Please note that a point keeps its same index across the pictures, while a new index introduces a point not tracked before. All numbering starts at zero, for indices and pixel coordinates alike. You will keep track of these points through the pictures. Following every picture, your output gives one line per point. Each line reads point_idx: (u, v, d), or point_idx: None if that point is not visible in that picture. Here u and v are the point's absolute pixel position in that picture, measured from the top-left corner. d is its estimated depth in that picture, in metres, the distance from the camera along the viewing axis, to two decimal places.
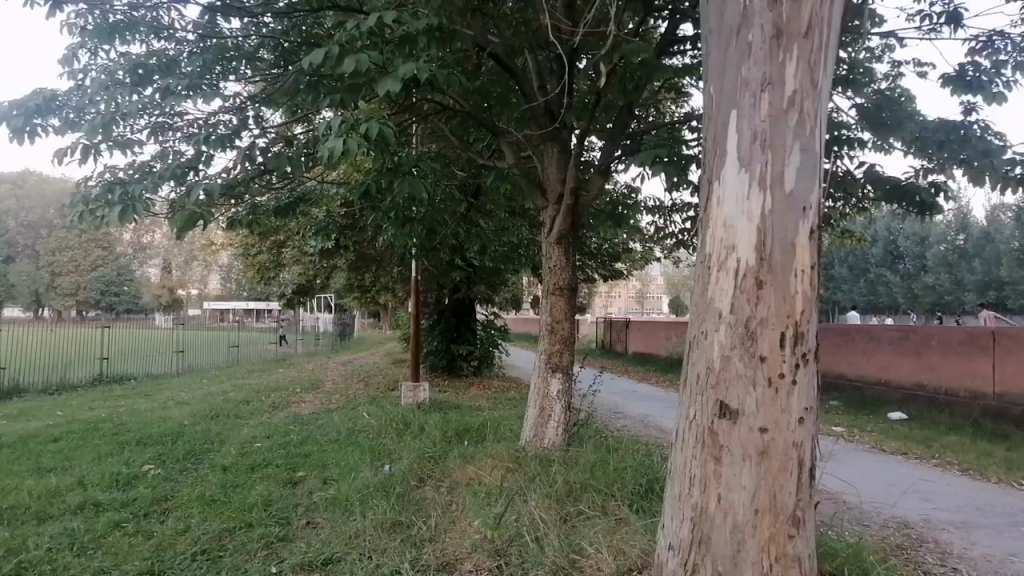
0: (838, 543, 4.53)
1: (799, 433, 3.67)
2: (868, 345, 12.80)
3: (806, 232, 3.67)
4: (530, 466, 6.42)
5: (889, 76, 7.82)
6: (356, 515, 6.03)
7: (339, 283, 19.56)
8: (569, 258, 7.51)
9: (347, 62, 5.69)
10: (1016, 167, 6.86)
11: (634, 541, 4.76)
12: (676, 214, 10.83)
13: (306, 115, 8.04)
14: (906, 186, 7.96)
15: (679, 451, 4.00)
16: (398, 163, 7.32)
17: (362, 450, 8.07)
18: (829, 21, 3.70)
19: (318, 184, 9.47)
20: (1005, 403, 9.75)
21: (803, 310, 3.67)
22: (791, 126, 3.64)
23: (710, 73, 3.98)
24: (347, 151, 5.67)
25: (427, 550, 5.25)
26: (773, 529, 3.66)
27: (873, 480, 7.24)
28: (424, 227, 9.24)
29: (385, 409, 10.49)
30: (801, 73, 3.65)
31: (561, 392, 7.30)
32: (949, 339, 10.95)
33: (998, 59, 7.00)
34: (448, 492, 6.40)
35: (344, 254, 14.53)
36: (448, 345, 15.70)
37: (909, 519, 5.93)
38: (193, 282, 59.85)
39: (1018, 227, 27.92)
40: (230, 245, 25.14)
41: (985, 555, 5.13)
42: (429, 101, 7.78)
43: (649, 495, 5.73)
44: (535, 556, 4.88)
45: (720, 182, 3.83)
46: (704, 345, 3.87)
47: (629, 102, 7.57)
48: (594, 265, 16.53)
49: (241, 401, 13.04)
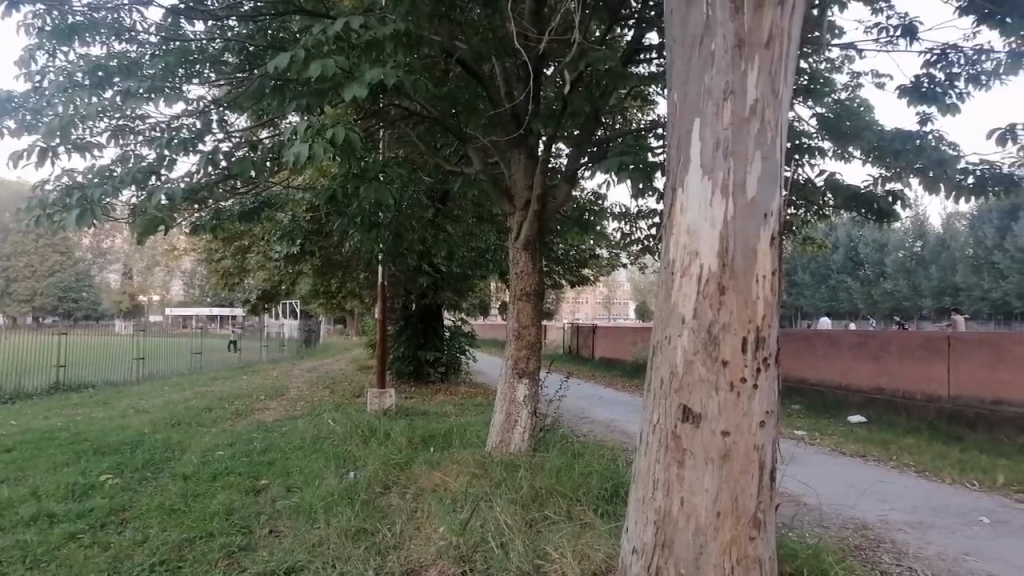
0: (798, 544, 4.59)
1: (760, 436, 3.73)
2: (829, 350, 13.04)
3: (766, 238, 3.73)
4: (496, 472, 6.42)
5: (848, 87, 8.00)
6: (319, 522, 5.98)
7: (304, 289, 19.37)
8: (535, 264, 7.53)
9: (313, 66, 5.64)
10: (969, 176, 7.06)
11: (599, 545, 4.78)
12: (642, 220, 10.94)
13: (271, 119, 7.95)
14: (864, 194, 8.15)
15: (642, 455, 4.03)
16: (364, 168, 7.28)
17: (326, 458, 7.99)
18: (790, 32, 3.78)
19: (283, 189, 9.37)
20: (959, 406, 9.98)
21: (764, 315, 3.73)
22: (753, 134, 3.71)
23: (674, 81, 4.04)
24: (312, 156, 5.64)
25: (391, 557, 5.26)
26: (734, 531, 3.71)
27: (832, 482, 7.38)
28: (391, 232, 9.21)
29: (350, 416, 10.40)
30: (762, 83, 3.72)
31: (527, 398, 7.31)
32: (907, 343, 11.19)
33: (951, 72, 7.20)
34: (413, 499, 6.36)
35: (309, 259, 14.39)
36: (414, 351, 15.59)
37: (867, 520, 6.05)
38: (154, 287, 58.77)
39: (972, 232, 28.76)
40: (192, 250, 24.75)
41: (940, 553, 5.26)
42: (395, 105, 7.77)
43: (614, 499, 5.74)
44: (499, 561, 4.89)
45: (683, 189, 3.88)
46: (667, 350, 3.90)
47: (596, 109, 7.62)
48: (561, 271, 16.60)
49: (203, 408, 12.83)
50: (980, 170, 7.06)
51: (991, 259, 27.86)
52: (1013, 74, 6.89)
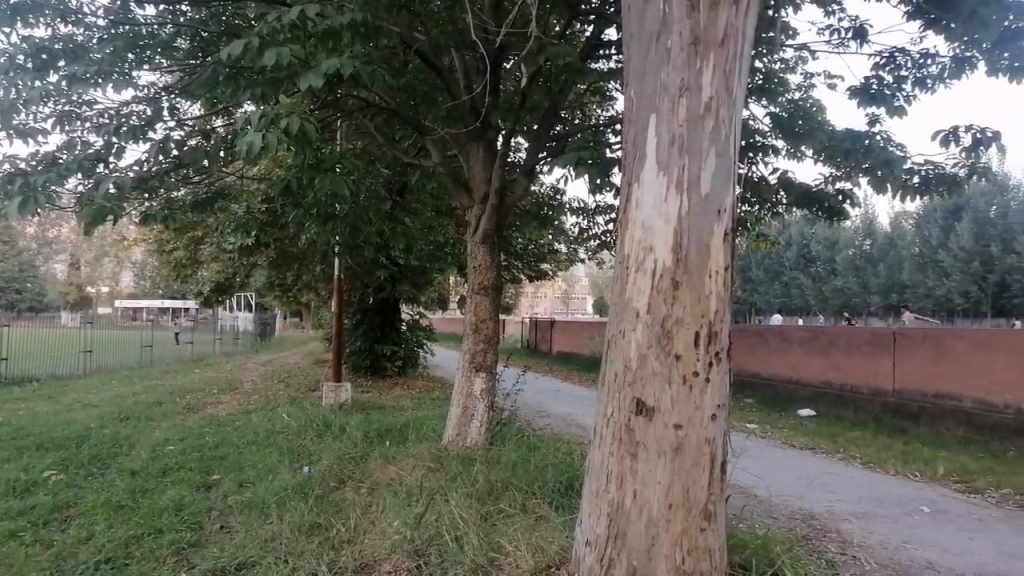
0: (747, 535, 4.67)
1: (711, 430, 3.78)
2: (780, 344, 13.32)
3: (719, 235, 3.78)
4: (451, 466, 6.41)
5: (802, 87, 8.16)
6: (272, 517, 5.91)
7: (259, 281, 19.05)
8: (493, 257, 7.51)
9: (268, 54, 5.54)
10: (915, 176, 7.26)
11: (551, 537, 4.79)
12: (599, 216, 11.03)
13: (224, 108, 7.79)
14: (815, 193, 8.34)
15: (596, 448, 4.07)
16: (320, 159, 7.18)
17: (280, 452, 7.88)
18: (743, 30, 3.83)
19: (237, 179, 9.20)
20: (903, 399, 10.27)
21: (716, 310, 3.78)
22: (707, 131, 3.75)
23: (630, 78, 4.07)
24: (266, 146, 5.54)
25: (344, 552, 5.22)
26: (685, 522, 3.77)
27: (781, 474, 7.54)
28: (347, 225, 9.11)
29: (304, 410, 10.28)
30: (716, 81, 3.76)
31: (483, 392, 7.31)
32: (854, 339, 11.49)
33: (899, 74, 7.39)
34: (368, 493, 6.31)
35: (264, 251, 14.17)
36: (371, 345, 15.47)
37: (815, 511, 6.20)
38: (102, 279, 57.18)
39: (918, 231, 29.70)
40: (143, 241, 24.13)
41: (882, 542, 5.42)
42: (352, 96, 7.69)
43: (569, 492, 5.76)
44: (453, 555, 4.88)
45: (638, 184, 3.92)
46: (621, 344, 3.94)
47: (554, 104, 7.64)
48: (520, 266, 16.64)
49: (153, 402, 12.55)
50: (925, 170, 7.27)
51: (936, 258, 28.83)
52: (957, 78, 7.10)
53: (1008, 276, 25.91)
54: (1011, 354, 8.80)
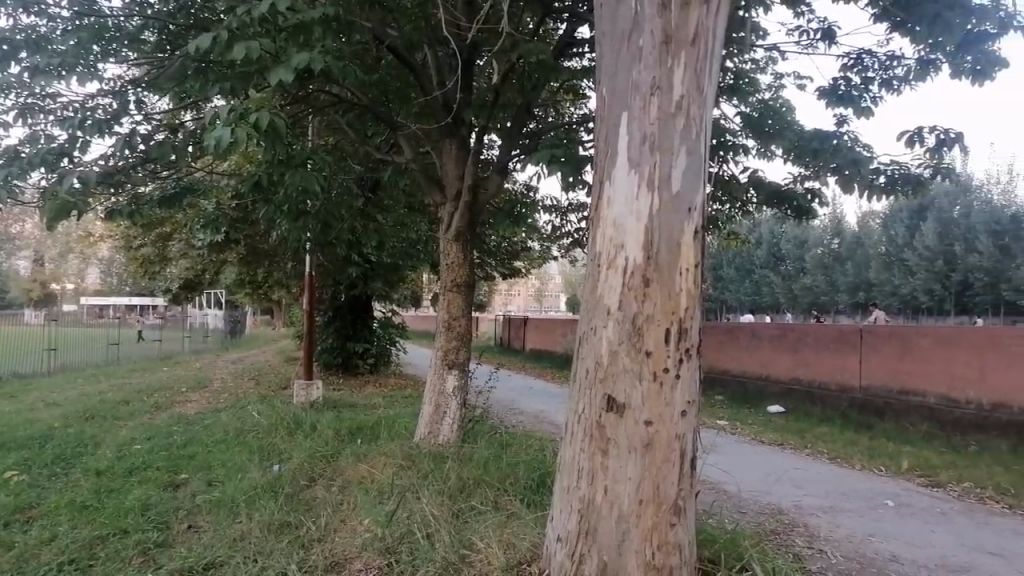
0: (717, 530, 4.71)
1: (682, 426, 3.81)
2: (751, 342, 13.47)
3: (690, 232, 3.81)
4: (423, 463, 6.39)
5: (771, 87, 8.25)
6: (241, 517, 5.85)
7: (229, 279, 18.82)
8: (466, 254, 7.47)
9: (237, 48, 5.48)
10: (880, 176, 7.38)
11: (523, 534, 4.79)
12: (572, 213, 11.07)
13: (193, 102, 7.67)
14: (784, 191, 8.44)
15: (567, 444, 4.09)
16: (291, 155, 7.11)
17: (250, 451, 7.78)
18: (714, 30, 3.86)
19: (206, 174, 9.07)
20: (870, 396, 10.43)
21: (686, 306, 3.81)
22: (678, 129, 3.78)
23: (602, 76, 4.09)
24: (235, 141, 5.47)
25: (314, 551, 5.18)
26: (655, 518, 3.79)
27: (751, 470, 7.62)
28: (318, 221, 9.03)
29: (275, 408, 10.18)
30: (687, 80, 3.79)
31: (456, 389, 7.28)
32: (822, 336, 11.65)
33: (866, 76, 7.50)
34: (339, 491, 6.27)
35: (234, 247, 13.99)
36: (343, 342, 15.36)
37: (783, 506, 6.28)
38: (67, 276, 56.05)
39: (884, 230, 30.21)
40: (110, 237, 23.71)
41: (849, 535, 5.50)
42: (324, 92, 7.63)
43: (541, 489, 5.77)
44: (424, 552, 4.86)
45: (610, 181, 3.93)
46: (592, 341, 3.96)
47: (527, 102, 7.66)
48: (493, 263, 16.62)
49: (120, 401, 12.34)
50: (891, 170, 7.40)
51: (902, 257, 29.35)
52: (922, 80, 7.24)
53: (970, 275, 26.49)
54: (973, 351, 8.99)
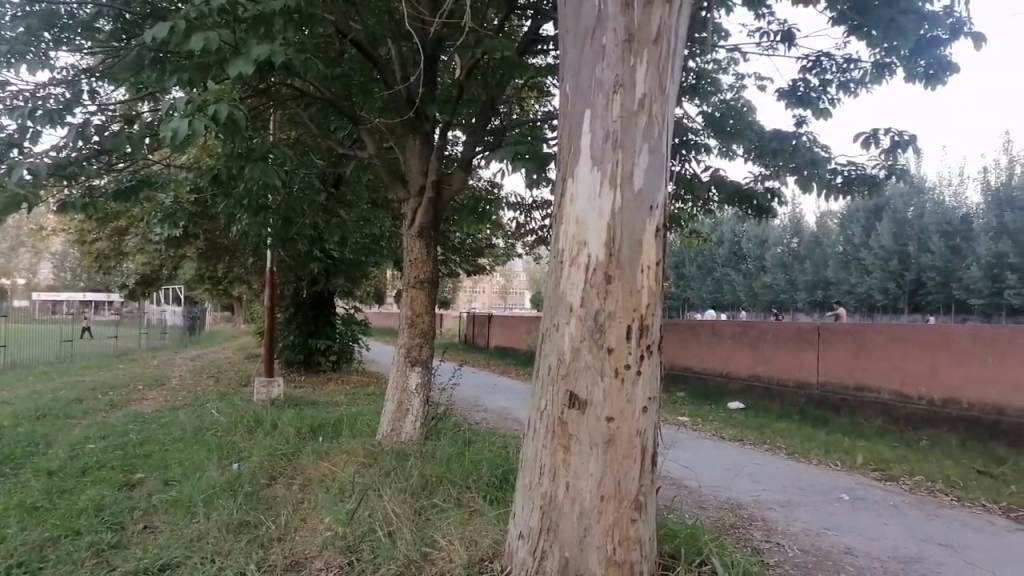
0: (677, 526, 4.74)
1: (643, 422, 3.84)
2: (712, 339, 13.64)
3: (651, 229, 3.83)
4: (385, 461, 6.34)
5: (733, 87, 8.37)
6: (198, 517, 5.74)
7: (189, 274, 18.49)
8: (430, 251, 7.42)
9: (195, 39, 5.37)
10: (838, 176, 7.53)
11: (485, 531, 4.78)
12: (536, 211, 11.10)
13: (150, 93, 7.49)
14: (745, 190, 8.57)
15: (529, 441, 4.09)
16: (251, 149, 6.99)
17: (208, 449, 7.66)
18: (677, 30, 3.89)
19: (164, 167, 8.87)
20: (827, 392, 10.63)
21: (648, 304, 3.83)
22: (640, 128, 3.80)
23: (566, 73, 4.09)
24: (192, 134, 5.35)
25: (274, 550, 5.12)
26: (617, 514, 3.82)
27: (711, 466, 7.72)
28: (279, 216, 8.91)
29: (235, 406, 10.03)
30: (650, 78, 3.81)
31: (419, 387, 7.24)
32: (781, 334, 11.84)
33: (825, 78, 7.64)
34: (299, 490, 6.19)
35: (193, 242, 13.72)
36: (304, 339, 15.17)
37: (742, 500, 6.37)
38: (19, 270, 54.50)
39: (842, 230, 30.87)
40: (63, 231, 23.10)
41: (805, 529, 5.61)
42: (285, 85, 7.52)
43: (503, 486, 5.78)
44: (385, 550, 4.82)
45: (573, 178, 3.94)
46: (555, 337, 3.97)
47: (491, 98, 7.65)
48: (457, 260, 16.58)
49: (73, 399, 12.02)
50: (848, 170, 7.55)
51: (858, 256, 30.01)
52: (878, 83, 7.40)
53: (922, 275, 27.15)
54: (925, 348, 9.23)
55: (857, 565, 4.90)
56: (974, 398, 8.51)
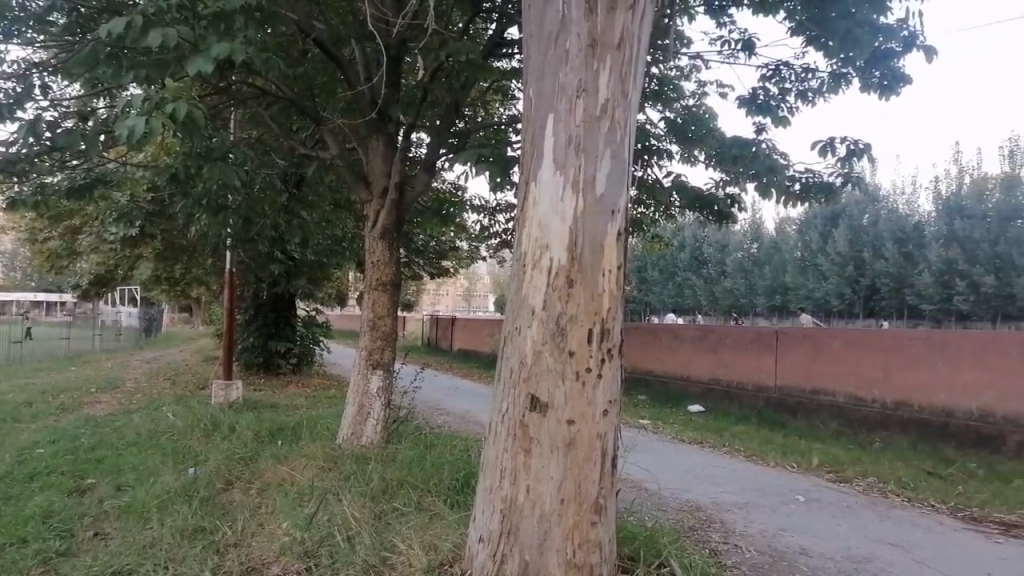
0: (637, 527, 4.78)
1: (603, 425, 3.86)
2: (673, 343, 13.79)
3: (613, 234, 3.86)
4: (345, 465, 6.27)
5: (695, 94, 8.48)
6: (152, 523, 5.62)
7: (145, 275, 18.08)
8: (392, 253, 7.35)
9: (152, 35, 5.26)
10: (796, 183, 7.68)
11: (446, 535, 4.75)
12: (500, 214, 11.11)
13: (106, 89, 7.32)
14: (706, 197, 8.70)
15: (490, 444, 4.08)
16: (210, 148, 6.87)
17: (163, 453, 7.50)
18: (640, 36, 3.93)
19: (120, 165, 8.68)
20: (784, 395, 10.81)
21: (609, 307, 3.86)
22: (602, 133, 3.83)
23: (528, 77, 4.09)
24: (150, 131, 5.24)
25: (230, 556, 5.05)
26: (577, 517, 3.84)
27: (672, 468, 7.79)
28: (239, 216, 8.77)
29: (192, 409, 9.84)
30: (612, 84, 3.85)
31: (380, 390, 7.19)
32: (740, 338, 12.01)
33: (783, 87, 7.79)
34: (257, 494, 6.10)
35: (149, 242, 13.44)
36: (264, 341, 14.96)
37: (701, 502, 6.45)
38: None
39: (800, 236, 31.45)
40: (13, 229, 22.43)
41: (762, 530, 5.70)
42: (246, 84, 7.41)
43: (465, 489, 5.74)
44: (345, 555, 4.78)
45: (536, 182, 3.94)
46: (516, 341, 3.96)
47: (456, 101, 7.65)
48: (421, 262, 16.49)
49: (22, 403, 11.68)
50: (805, 177, 7.70)
51: (816, 262, 30.61)
52: (835, 92, 7.56)
53: (877, 280, 27.80)
54: (879, 352, 9.46)
55: (811, 565, 4.99)
56: (924, 401, 8.73)
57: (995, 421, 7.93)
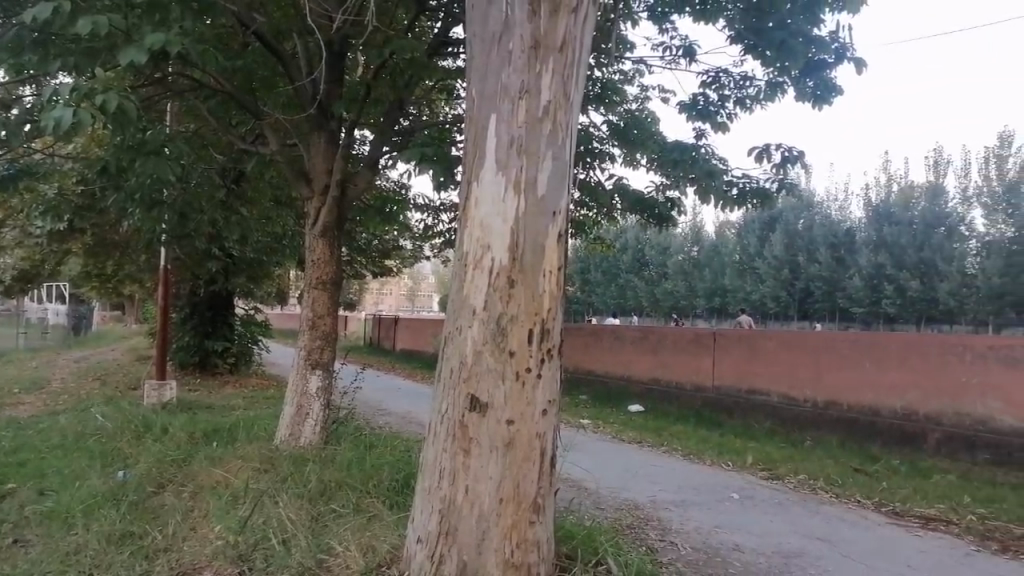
0: (576, 526, 4.82)
1: (542, 424, 3.89)
2: (614, 343, 13.98)
3: (554, 235, 3.89)
4: (283, 466, 6.15)
5: (638, 98, 8.61)
6: (76, 529, 5.42)
7: (74, 271, 17.41)
8: (333, 251, 7.22)
9: (81, 22, 5.08)
10: (733, 188, 7.84)
11: (384, 536, 4.70)
12: (444, 213, 11.08)
13: (31, 76, 7.03)
14: (647, 200, 8.88)
15: (429, 444, 4.06)
16: (143, 141, 6.67)
17: (90, 456, 7.24)
18: (582, 39, 3.97)
19: (46, 156, 8.34)
20: (722, 395, 11.07)
21: (549, 308, 3.89)
22: (544, 135, 3.85)
23: (471, 76, 4.08)
24: (77, 123, 5.06)
25: (160, 562, 4.93)
26: (515, 516, 3.85)
27: (611, 467, 7.89)
28: (174, 211, 8.53)
29: (122, 410, 9.52)
30: (554, 86, 3.87)
31: (320, 390, 7.08)
32: (679, 339, 12.24)
33: (723, 93, 7.97)
34: (190, 497, 5.94)
35: (79, 237, 12.96)
36: (201, 340, 14.56)
37: (639, 501, 6.55)
38: None
39: (739, 240, 32.20)
40: None
41: (697, 527, 5.82)
42: (182, 76, 7.21)
43: (405, 489, 5.69)
44: (280, 558, 4.70)
45: (477, 182, 3.94)
46: (457, 340, 3.95)
47: (399, 98, 7.57)
48: (364, 261, 16.30)
49: None
50: (742, 182, 7.88)
51: (753, 265, 31.36)
52: (771, 99, 7.76)
53: (811, 283, 28.66)
54: (812, 353, 9.76)
55: (743, 561, 5.11)
56: (853, 401, 9.04)
57: (917, 420, 8.27)
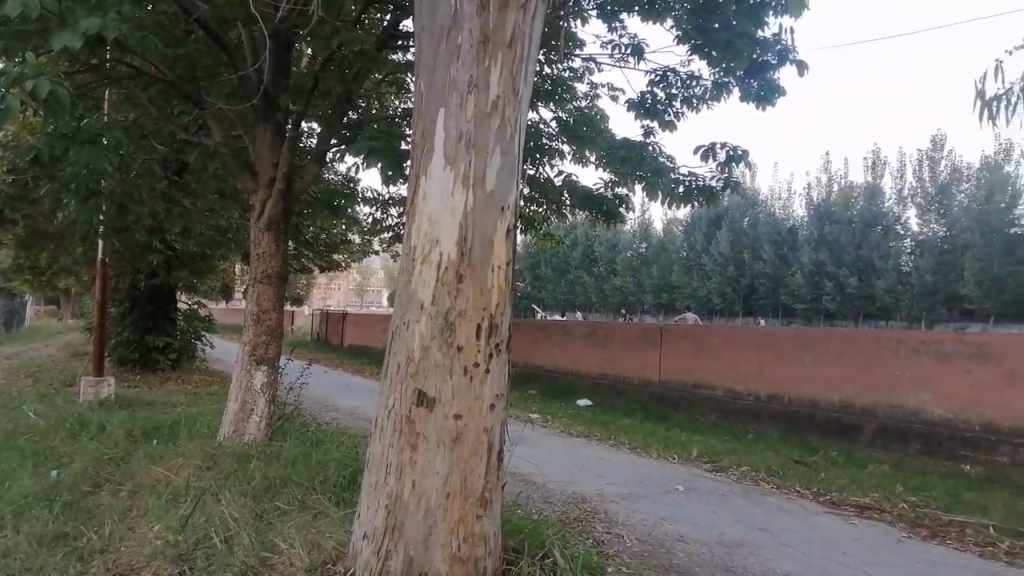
0: (522, 520, 4.84)
1: (489, 419, 3.89)
2: (564, 339, 14.08)
3: (501, 231, 3.89)
4: (225, 463, 6.03)
5: (588, 95, 8.68)
6: (6, 531, 5.23)
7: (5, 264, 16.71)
8: (278, 245, 7.09)
9: (12, 3, 4.85)
10: (680, 185, 7.99)
11: (330, 533, 4.65)
12: (393, 207, 10.98)
13: None
14: (595, 196, 8.98)
15: (376, 439, 4.03)
16: (78, 129, 6.42)
17: (22, 455, 6.98)
18: (530, 35, 3.98)
19: None
20: (668, 389, 11.26)
21: (497, 302, 3.89)
22: (493, 130, 3.85)
23: (420, 69, 4.05)
24: (5, 109, 4.82)
25: (95, 563, 4.79)
26: (462, 511, 3.85)
27: (559, 461, 7.95)
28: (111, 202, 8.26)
29: (55, 408, 9.19)
30: (503, 81, 3.87)
31: (265, 385, 6.95)
32: (627, 334, 12.40)
33: (670, 91, 8.09)
34: (128, 497, 5.78)
35: (10, 229, 12.45)
36: (141, 336, 14.15)
37: (586, 494, 6.63)
38: None
39: (686, 238, 32.72)
40: None
41: (643, 519, 5.92)
42: (120, 63, 6.96)
43: (352, 485, 5.63)
44: (222, 556, 4.62)
45: (426, 176, 3.92)
46: (404, 335, 3.93)
47: (347, 91, 7.48)
48: (312, 255, 16.06)
49: None
50: (689, 180, 8.01)
51: (700, 262, 31.85)
52: (717, 99, 7.91)
53: (755, 280, 29.28)
54: (754, 349, 10.00)
55: (686, 551, 5.21)
56: (794, 394, 9.30)
57: (854, 412, 8.54)
